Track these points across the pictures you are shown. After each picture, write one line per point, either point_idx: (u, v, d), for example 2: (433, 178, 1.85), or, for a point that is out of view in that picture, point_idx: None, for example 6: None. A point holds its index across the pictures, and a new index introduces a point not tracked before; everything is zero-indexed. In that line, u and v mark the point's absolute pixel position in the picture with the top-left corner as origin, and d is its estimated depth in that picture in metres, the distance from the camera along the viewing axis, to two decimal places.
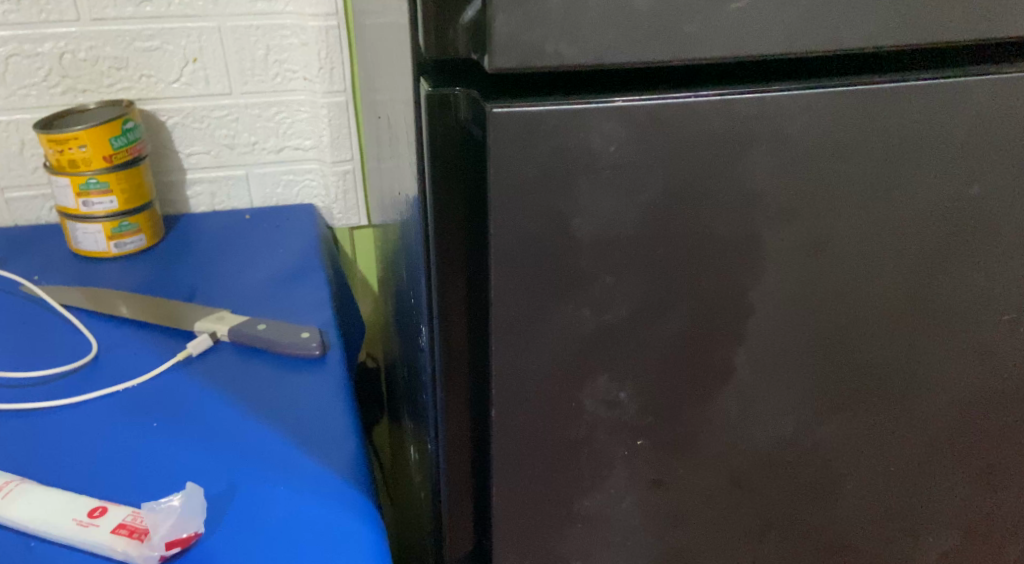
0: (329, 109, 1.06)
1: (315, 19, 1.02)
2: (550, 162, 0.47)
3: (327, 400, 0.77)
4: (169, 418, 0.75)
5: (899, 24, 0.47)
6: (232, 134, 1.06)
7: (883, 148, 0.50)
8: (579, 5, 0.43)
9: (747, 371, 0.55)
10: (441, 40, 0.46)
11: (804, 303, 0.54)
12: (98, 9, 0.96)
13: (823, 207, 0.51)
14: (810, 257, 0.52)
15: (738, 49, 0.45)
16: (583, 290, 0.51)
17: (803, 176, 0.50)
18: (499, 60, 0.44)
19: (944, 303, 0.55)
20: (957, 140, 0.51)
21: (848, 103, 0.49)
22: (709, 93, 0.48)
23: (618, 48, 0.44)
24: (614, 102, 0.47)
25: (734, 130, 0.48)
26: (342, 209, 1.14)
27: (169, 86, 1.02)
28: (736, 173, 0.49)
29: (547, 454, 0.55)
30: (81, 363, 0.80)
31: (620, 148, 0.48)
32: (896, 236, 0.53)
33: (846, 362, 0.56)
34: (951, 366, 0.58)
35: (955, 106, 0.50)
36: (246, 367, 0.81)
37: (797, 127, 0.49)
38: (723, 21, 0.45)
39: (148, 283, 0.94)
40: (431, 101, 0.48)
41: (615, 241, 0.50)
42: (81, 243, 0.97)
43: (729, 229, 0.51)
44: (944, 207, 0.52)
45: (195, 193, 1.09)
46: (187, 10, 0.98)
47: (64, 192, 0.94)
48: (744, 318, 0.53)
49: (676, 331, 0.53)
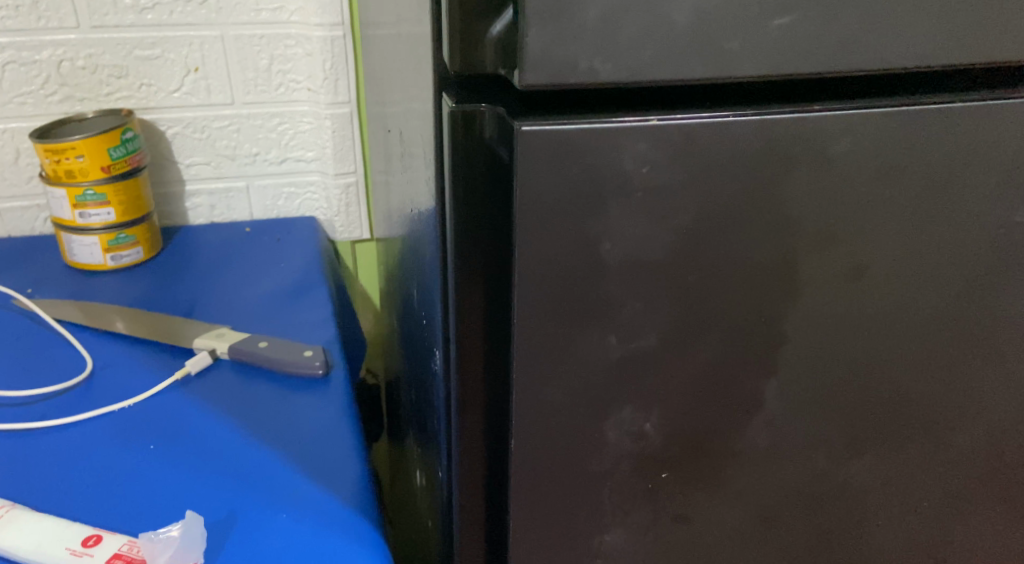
0: (333, 120, 1.04)
1: (321, 28, 0.99)
2: (579, 183, 0.45)
3: (330, 422, 0.74)
4: (167, 441, 0.72)
5: (948, 44, 0.44)
6: (233, 145, 1.04)
7: (926, 171, 0.48)
8: (616, 19, 0.40)
9: (778, 402, 0.53)
10: (466, 55, 0.44)
11: (838, 332, 0.51)
12: (98, 16, 0.93)
13: (862, 233, 0.49)
14: (846, 284, 0.50)
15: (781, 68, 0.43)
16: (609, 317, 0.48)
17: (842, 200, 0.48)
18: (530, 77, 0.41)
19: (983, 332, 0.53)
20: (1003, 165, 0.49)
21: (891, 123, 0.46)
22: (748, 113, 0.45)
23: (654, 66, 0.41)
24: (647, 120, 0.44)
25: (772, 151, 0.46)
26: (344, 223, 1.11)
27: (169, 95, 0.99)
28: (775, 197, 0.47)
29: (567, 487, 0.52)
30: (76, 382, 0.77)
31: (653, 169, 0.45)
32: (935, 263, 0.50)
33: (880, 392, 0.54)
34: (986, 399, 0.55)
35: (1000, 129, 0.48)
36: (247, 386, 0.78)
37: (838, 148, 0.46)
38: (765, 38, 0.42)
39: (145, 298, 0.91)
40: (454, 117, 0.46)
41: (644, 265, 0.48)
42: (76, 255, 0.95)
43: (761, 254, 0.48)
44: (986, 235, 0.50)
45: (194, 205, 1.06)
46: (189, 18, 0.96)
47: (60, 204, 0.92)
48: (776, 347, 0.51)
49: (706, 359, 0.51)
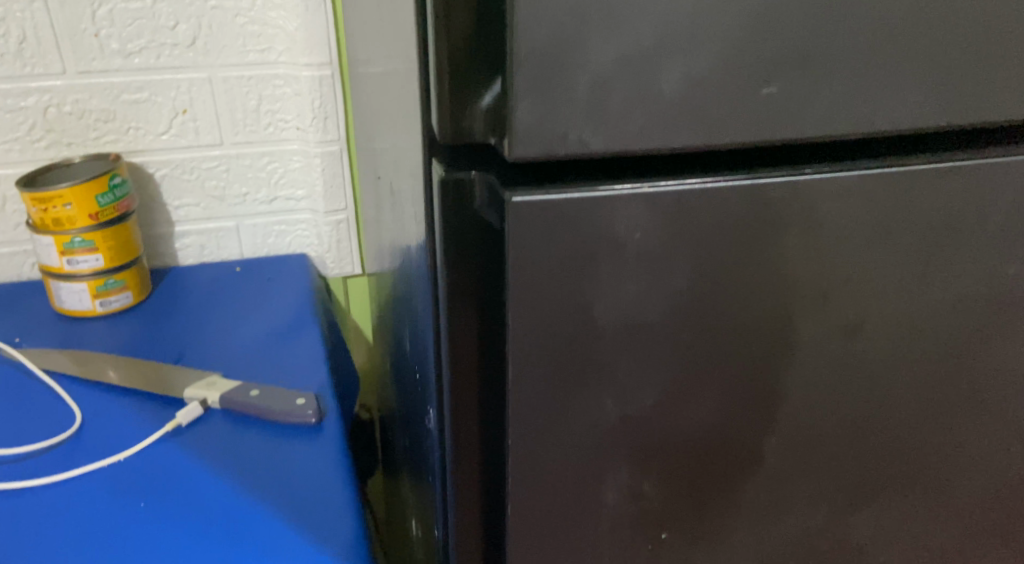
0: (323, 158, 1.04)
1: (309, 68, 0.99)
2: (572, 250, 0.45)
3: (323, 473, 0.73)
4: (157, 497, 0.71)
5: (940, 105, 0.43)
6: (222, 185, 1.03)
7: (919, 229, 0.48)
8: (605, 91, 0.40)
9: (777, 458, 0.52)
10: (455, 124, 0.43)
11: (835, 388, 0.51)
12: (85, 61, 0.93)
13: (857, 290, 0.48)
14: (841, 341, 0.50)
15: (772, 133, 0.42)
16: (605, 380, 0.48)
17: (836, 259, 0.47)
18: (520, 148, 0.40)
19: (980, 383, 0.53)
20: (997, 220, 0.48)
21: (885, 184, 0.46)
22: (741, 178, 0.45)
23: (645, 135, 0.41)
24: (639, 188, 0.44)
25: (765, 213, 0.46)
26: (336, 258, 1.11)
27: (157, 137, 0.99)
28: (768, 258, 0.47)
29: (566, 549, 0.52)
30: (65, 436, 0.76)
31: (645, 234, 0.45)
32: (929, 318, 0.50)
33: (879, 446, 0.53)
34: (985, 448, 0.55)
35: (993, 186, 0.47)
36: (239, 436, 0.77)
37: (831, 209, 0.46)
38: (755, 106, 0.41)
39: (136, 344, 0.90)
40: (445, 185, 0.46)
41: (638, 328, 0.47)
42: (65, 302, 0.94)
43: (757, 313, 0.48)
44: (980, 288, 0.50)
45: (183, 245, 1.05)
46: (177, 61, 0.96)
47: (48, 251, 0.91)
48: (773, 405, 0.51)
49: (704, 418, 0.50)
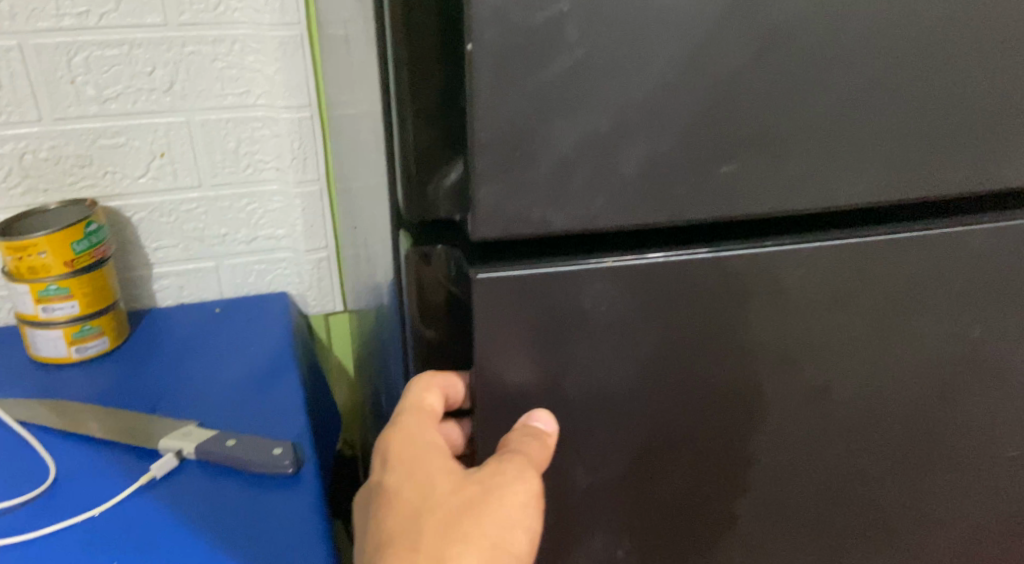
0: (303, 199, 0.99)
1: (288, 110, 0.94)
2: (539, 323, 0.45)
3: (301, 529, 0.72)
4: (132, 557, 0.69)
5: (896, 179, 0.44)
6: (201, 227, 0.98)
7: (883, 296, 0.48)
8: (567, 173, 0.40)
9: (747, 519, 0.52)
10: (420, 202, 0.44)
11: (804, 451, 0.51)
12: (60, 108, 0.88)
13: (824, 356, 0.49)
14: (809, 405, 0.50)
15: (730, 209, 0.43)
16: (574, 449, 0.48)
17: (801, 327, 0.48)
18: (481, 229, 0.41)
19: (948, 443, 0.53)
20: (960, 286, 0.49)
21: (847, 255, 0.47)
22: (704, 252, 0.45)
23: (607, 214, 0.41)
24: (602, 263, 0.44)
25: (729, 285, 0.46)
26: (317, 296, 1.07)
27: (134, 181, 0.94)
28: (734, 328, 0.47)
29: None
30: (38, 492, 0.75)
31: (611, 306, 0.45)
32: (896, 381, 0.50)
33: (849, 506, 0.54)
34: (954, 504, 0.55)
35: (956, 253, 0.48)
36: (215, 489, 0.76)
37: (795, 278, 0.47)
38: (713, 186, 0.42)
39: (112, 391, 0.88)
40: (411, 258, 0.46)
41: (607, 397, 0.47)
42: (39, 349, 0.91)
43: (725, 381, 0.48)
44: (945, 352, 0.50)
45: (162, 286, 1.01)
46: (153, 106, 0.91)
47: (22, 298, 0.88)
48: (743, 468, 0.51)
49: (674, 483, 0.50)
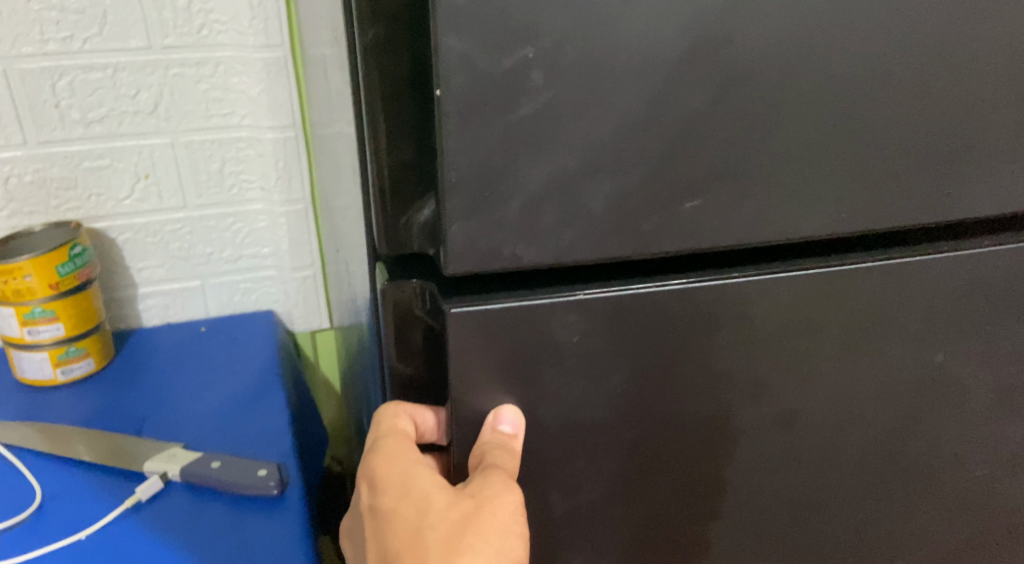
0: (288, 218, 0.99)
1: (272, 131, 0.94)
2: (513, 355, 0.46)
3: (287, 550, 0.73)
4: None
5: (857, 212, 0.46)
6: (186, 246, 0.98)
7: (849, 323, 0.49)
8: (537, 210, 0.41)
9: (723, 541, 0.53)
10: (394, 237, 0.45)
11: (775, 474, 0.52)
12: (45, 131, 0.87)
13: (793, 382, 0.50)
14: (780, 430, 0.51)
15: (696, 242, 0.44)
16: (550, 475, 0.49)
17: (770, 354, 0.49)
18: (455, 265, 0.42)
19: (917, 464, 0.54)
20: (923, 312, 0.50)
21: (812, 285, 0.48)
22: (673, 283, 0.46)
23: (576, 249, 0.43)
24: (574, 295, 0.46)
25: (698, 315, 0.47)
26: (303, 314, 1.07)
27: (119, 203, 0.93)
28: (704, 356, 0.48)
29: None
30: (23, 516, 0.75)
31: (584, 337, 0.46)
32: (864, 405, 0.52)
33: (822, 526, 0.55)
34: (924, 523, 0.56)
35: (919, 280, 0.49)
36: (201, 511, 0.76)
37: (762, 308, 0.48)
38: (679, 220, 0.43)
39: (97, 413, 0.88)
40: (387, 292, 0.47)
41: (581, 425, 0.48)
42: (25, 371, 0.90)
43: (697, 407, 0.49)
44: (911, 376, 0.52)
45: (147, 306, 1.01)
46: (138, 128, 0.90)
47: (7, 321, 0.87)
48: (717, 491, 0.52)
49: (649, 507, 0.51)
